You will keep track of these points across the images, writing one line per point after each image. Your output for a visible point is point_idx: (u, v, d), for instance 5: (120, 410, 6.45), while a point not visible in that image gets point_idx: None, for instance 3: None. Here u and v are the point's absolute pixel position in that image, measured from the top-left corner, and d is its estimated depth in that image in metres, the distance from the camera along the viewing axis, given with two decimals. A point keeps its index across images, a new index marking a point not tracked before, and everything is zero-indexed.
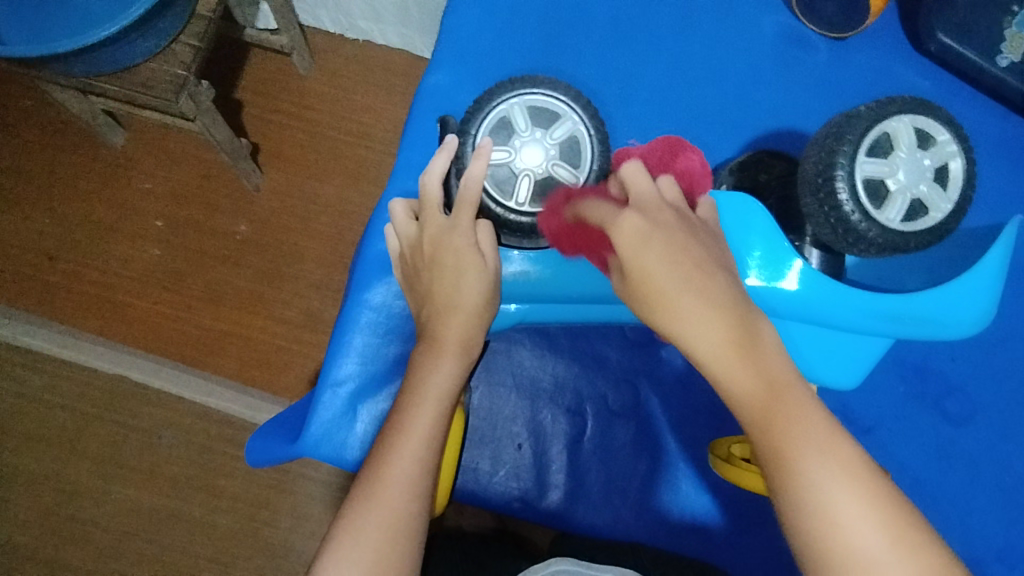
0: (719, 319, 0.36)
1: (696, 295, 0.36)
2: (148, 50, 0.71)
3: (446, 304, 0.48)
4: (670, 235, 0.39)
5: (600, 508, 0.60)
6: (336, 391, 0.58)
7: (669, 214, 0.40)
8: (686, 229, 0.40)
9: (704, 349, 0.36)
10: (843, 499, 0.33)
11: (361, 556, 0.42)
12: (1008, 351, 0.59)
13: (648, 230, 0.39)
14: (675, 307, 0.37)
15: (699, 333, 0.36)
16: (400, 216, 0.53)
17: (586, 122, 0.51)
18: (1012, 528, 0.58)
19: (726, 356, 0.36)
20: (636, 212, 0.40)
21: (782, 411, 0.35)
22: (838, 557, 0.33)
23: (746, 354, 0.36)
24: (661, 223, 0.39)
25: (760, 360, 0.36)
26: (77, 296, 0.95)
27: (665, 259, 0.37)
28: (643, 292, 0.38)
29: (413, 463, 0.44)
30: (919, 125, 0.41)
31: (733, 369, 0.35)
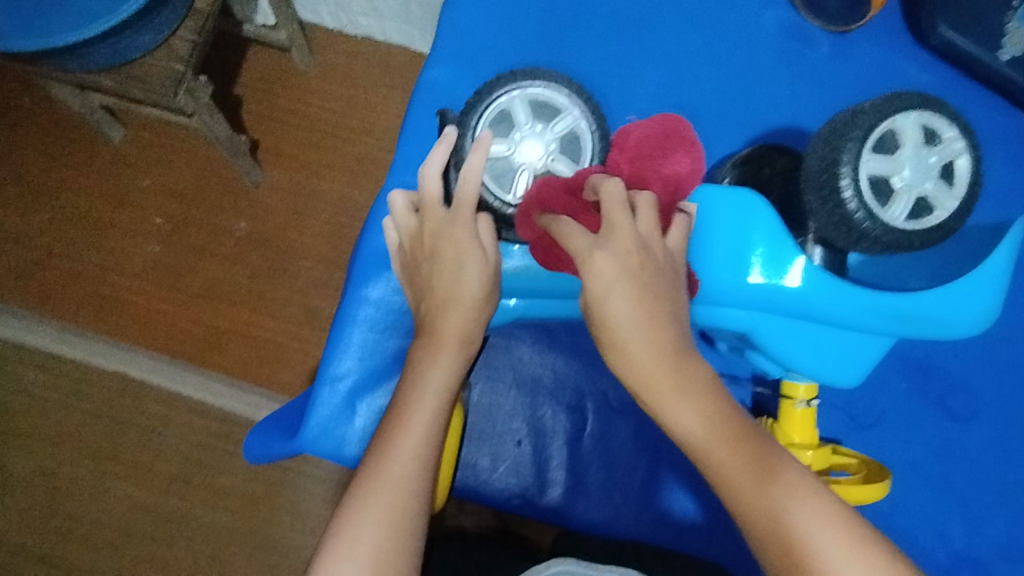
0: (676, 372, 0.39)
1: (642, 342, 0.40)
2: (146, 44, 0.70)
3: (447, 298, 0.47)
4: (638, 281, 0.40)
5: (600, 505, 0.59)
6: (335, 386, 0.57)
7: (639, 253, 0.41)
8: (655, 271, 0.41)
9: (653, 391, 0.40)
10: (794, 511, 0.37)
11: (361, 552, 0.41)
12: (1011, 348, 0.59)
13: (617, 278, 0.40)
14: (632, 366, 0.40)
15: (659, 387, 0.39)
16: (399, 207, 0.52)
17: (587, 117, 0.52)
18: (1016, 525, 0.58)
19: (686, 411, 0.39)
20: (608, 257, 0.41)
21: (723, 439, 0.39)
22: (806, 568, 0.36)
23: (687, 393, 0.39)
24: (631, 264, 0.41)
25: (700, 397, 0.39)
26: (76, 293, 0.95)
27: (630, 310, 0.40)
28: (607, 350, 0.41)
29: (413, 458, 0.43)
30: (925, 121, 0.40)
31: (679, 408, 0.39)
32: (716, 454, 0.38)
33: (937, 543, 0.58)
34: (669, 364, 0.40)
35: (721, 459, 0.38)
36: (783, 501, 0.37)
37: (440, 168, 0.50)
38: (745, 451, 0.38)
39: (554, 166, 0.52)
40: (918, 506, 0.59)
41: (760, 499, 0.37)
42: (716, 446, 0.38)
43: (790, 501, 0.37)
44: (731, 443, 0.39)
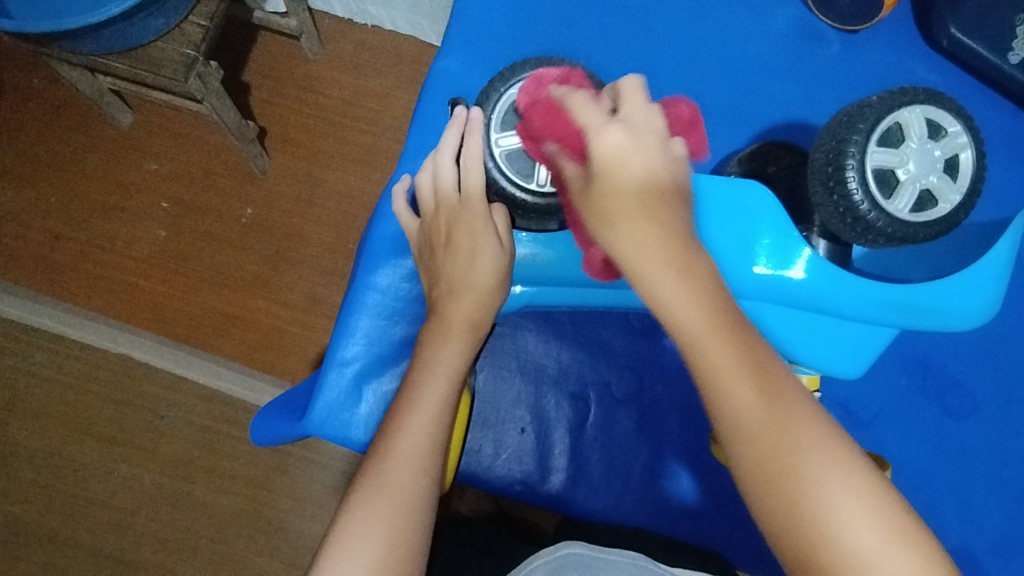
0: (713, 315, 0.35)
1: (643, 211, 0.37)
2: (158, 28, 0.71)
3: (459, 285, 0.48)
4: (651, 158, 0.38)
5: (600, 493, 0.60)
6: (342, 370, 0.58)
7: (652, 133, 0.40)
8: (669, 156, 0.39)
9: (646, 266, 0.36)
10: (778, 418, 0.35)
11: (375, 529, 0.42)
12: (1012, 347, 0.59)
13: (629, 141, 0.39)
14: (665, 298, 0.35)
15: (693, 324, 0.35)
16: (424, 189, 0.52)
17: (506, 86, 0.52)
18: (1011, 522, 0.59)
19: (682, 295, 0.35)
20: (624, 128, 0.39)
21: (716, 331, 0.35)
22: (781, 476, 0.34)
23: (686, 274, 0.36)
24: (643, 140, 0.39)
25: (698, 281, 0.36)
26: (83, 275, 0.96)
27: (638, 180, 0.37)
28: (608, 234, 0.37)
29: (425, 440, 0.44)
30: (930, 115, 0.41)
31: (675, 292, 0.35)
32: (710, 349, 0.35)
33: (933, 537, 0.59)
34: (704, 302, 0.35)
35: (712, 353, 0.35)
36: (811, 472, 0.34)
37: (451, 152, 0.51)
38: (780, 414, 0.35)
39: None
40: (915, 502, 0.59)
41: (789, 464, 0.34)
42: (713, 339, 0.35)
43: (820, 470, 0.34)
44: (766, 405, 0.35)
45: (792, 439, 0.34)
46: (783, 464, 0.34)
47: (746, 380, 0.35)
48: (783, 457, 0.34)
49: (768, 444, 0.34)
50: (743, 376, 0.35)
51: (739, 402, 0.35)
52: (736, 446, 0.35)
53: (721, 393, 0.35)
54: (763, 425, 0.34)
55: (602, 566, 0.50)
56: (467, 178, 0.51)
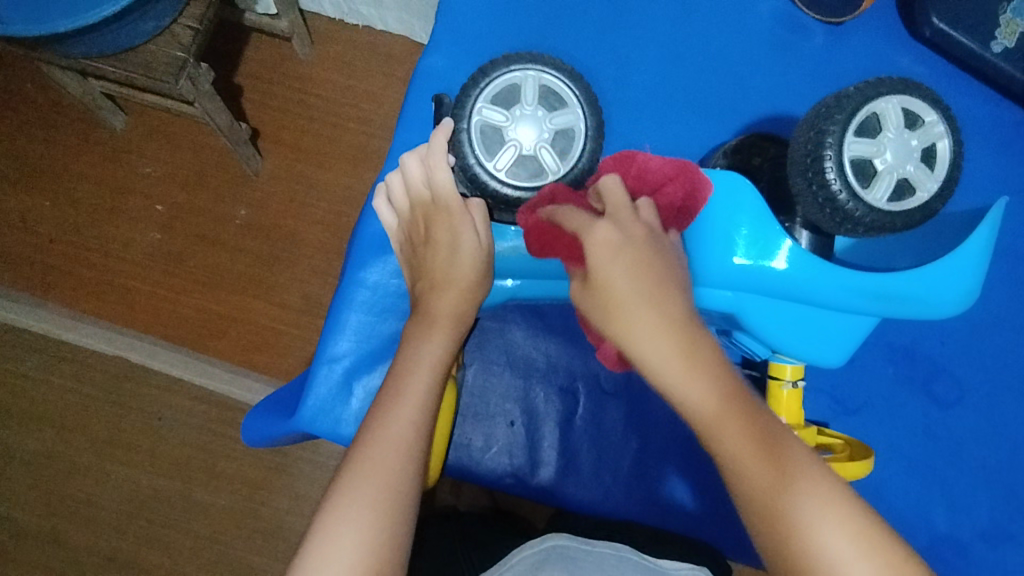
0: (732, 408, 0.38)
1: (653, 308, 0.40)
2: (147, 31, 0.71)
3: (441, 281, 0.50)
4: (640, 252, 0.41)
5: (590, 484, 0.60)
6: (331, 367, 0.59)
7: (641, 230, 0.42)
8: (657, 250, 0.42)
9: (656, 360, 0.39)
10: (800, 503, 0.36)
11: (360, 514, 0.42)
12: (997, 333, 0.60)
13: (619, 245, 0.41)
14: (685, 388, 0.38)
15: (703, 409, 0.38)
16: (397, 192, 0.54)
17: (467, 116, 0.51)
18: (999, 508, 0.59)
19: (697, 384, 0.38)
20: (609, 225, 0.42)
21: (730, 420, 0.38)
22: (803, 557, 0.36)
23: (697, 369, 0.38)
24: (633, 240, 0.42)
25: (708, 372, 0.38)
26: (76, 278, 0.96)
27: (629, 277, 0.40)
28: (617, 324, 0.41)
29: (408, 426, 0.45)
30: (907, 105, 0.41)
31: (688, 384, 0.38)
32: (727, 435, 0.38)
33: (919, 525, 0.59)
34: (723, 396, 0.38)
35: (729, 440, 0.38)
36: (831, 548, 0.36)
37: (419, 158, 0.52)
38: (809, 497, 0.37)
39: (556, 124, 0.51)
40: (901, 490, 0.60)
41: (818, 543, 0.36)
42: (727, 425, 0.38)
43: (845, 549, 0.36)
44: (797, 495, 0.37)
45: (816, 523, 0.36)
46: (811, 545, 0.36)
47: (759, 460, 0.37)
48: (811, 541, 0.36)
49: (795, 526, 0.36)
50: (766, 464, 0.37)
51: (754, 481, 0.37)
52: (761, 529, 0.37)
53: (743, 482, 0.38)
54: (785, 509, 0.37)
55: (589, 557, 0.50)
56: (437, 180, 0.51)
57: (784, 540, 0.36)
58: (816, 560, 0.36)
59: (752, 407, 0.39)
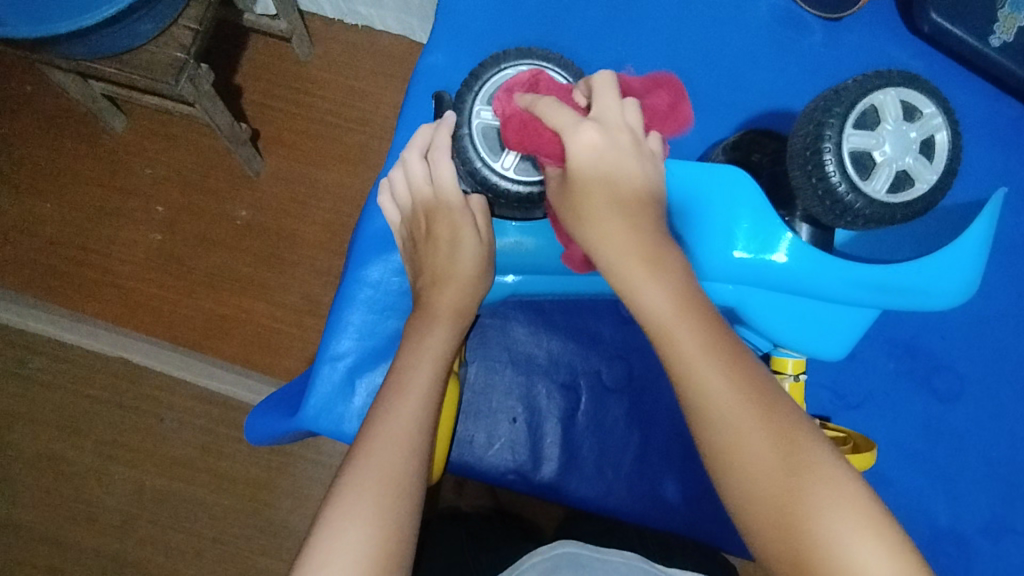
0: (686, 309, 0.39)
1: (618, 214, 0.41)
2: (147, 32, 0.71)
3: (442, 276, 0.51)
4: (619, 156, 0.43)
5: (593, 481, 0.60)
6: (335, 365, 0.59)
7: (624, 134, 0.43)
8: (635, 156, 0.43)
9: (618, 262, 0.40)
10: (745, 411, 0.37)
11: (364, 508, 0.42)
12: (997, 327, 0.60)
13: (601, 147, 0.42)
14: (643, 290, 0.39)
15: (659, 310, 0.39)
16: (398, 189, 0.55)
17: (468, 121, 0.51)
18: (1000, 502, 0.59)
19: (655, 287, 0.39)
20: (595, 128, 0.43)
21: (682, 322, 0.38)
22: (744, 461, 0.36)
23: (656, 272, 0.40)
24: (614, 143, 0.43)
25: (668, 276, 0.40)
26: (78, 280, 0.96)
27: (604, 178, 0.42)
28: (587, 228, 0.42)
29: (410, 421, 0.45)
30: (905, 97, 0.41)
31: (645, 284, 0.39)
32: (680, 336, 0.38)
33: (921, 519, 0.59)
34: (678, 298, 0.39)
35: (680, 340, 0.38)
36: (773, 456, 0.36)
37: (421, 152, 0.53)
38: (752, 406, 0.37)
39: None
40: (903, 484, 0.60)
41: (757, 449, 0.36)
42: (681, 328, 0.38)
43: (787, 460, 0.36)
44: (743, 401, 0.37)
45: (757, 428, 0.36)
46: (751, 450, 0.36)
47: (708, 363, 0.37)
48: (751, 447, 0.36)
49: (734, 430, 0.36)
50: (715, 368, 0.37)
51: (701, 384, 0.37)
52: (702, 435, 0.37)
53: (690, 388, 0.37)
54: (732, 412, 0.37)
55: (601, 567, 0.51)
56: (441, 175, 0.52)
57: (722, 440, 0.37)
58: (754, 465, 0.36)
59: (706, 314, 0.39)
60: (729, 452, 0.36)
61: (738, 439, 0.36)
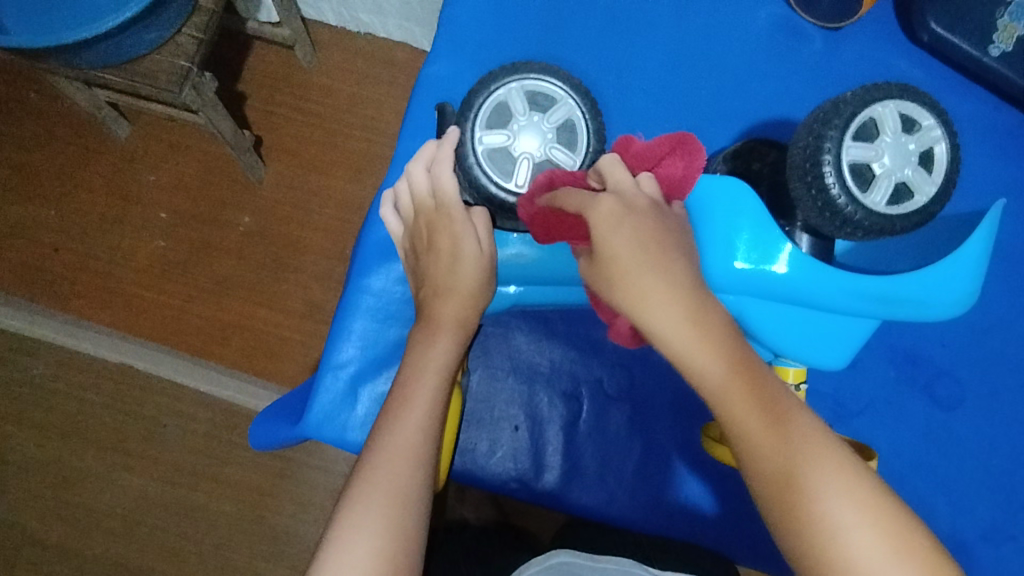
0: (739, 378, 0.40)
1: (658, 277, 0.41)
2: (152, 40, 0.72)
3: (443, 287, 0.51)
4: (643, 220, 0.42)
5: (595, 489, 0.61)
6: (337, 374, 0.59)
7: (644, 200, 0.43)
8: (659, 216, 0.43)
9: (664, 329, 0.40)
10: (809, 474, 0.38)
11: (373, 519, 0.43)
12: (997, 335, 0.60)
13: (621, 214, 0.42)
14: (696, 358, 0.40)
15: (712, 376, 0.40)
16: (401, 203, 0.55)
17: (470, 147, 0.51)
18: (1001, 509, 0.59)
19: (706, 353, 0.40)
20: (613, 199, 0.42)
21: (737, 389, 0.39)
22: (808, 523, 0.37)
23: (705, 337, 0.40)
24: (636, 208, 0.42)
25: (717, 342, 0.40)
26: (82, 287, 0.97)
27: (634, 240, 0.41)
28: (625, 293, 0.41)
29: (416, 431, 0.46)
30: (904, 110, 0.41)
31: (696, 351, 0.40)
32: (734, 402, 0.39)
33: None
34: (732, 364, 0.40)
35: (737, 407, 0.39)
36: (837, 515, 0.37)
37: (424, 164, 0.53)
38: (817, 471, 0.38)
39: (555, 121, 0.52)
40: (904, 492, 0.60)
41: (829, 517, 0.37)
42: (734, 395, 0.39)
43: (851, 517, 0.37)
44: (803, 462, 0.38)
45: (821, 488, 0.38)
46: (819, 517, 0.37)
47: (764, 428, 0.39)
48: (822, 516, 0.37)
49: (802, 495, 0.38)
50: (772, 432, 0.39)
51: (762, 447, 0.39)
52: (770, 505, 0.39)
53: (749, 452, 0.39)
54: (794, 476, 0.38)
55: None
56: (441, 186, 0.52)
57: (785, 504, 0.38)
58: (825, 534, 0.37)
59: (758, 376, 0.41)
60: (790, 517, 0.38)
61: (801, 501, 0.38)
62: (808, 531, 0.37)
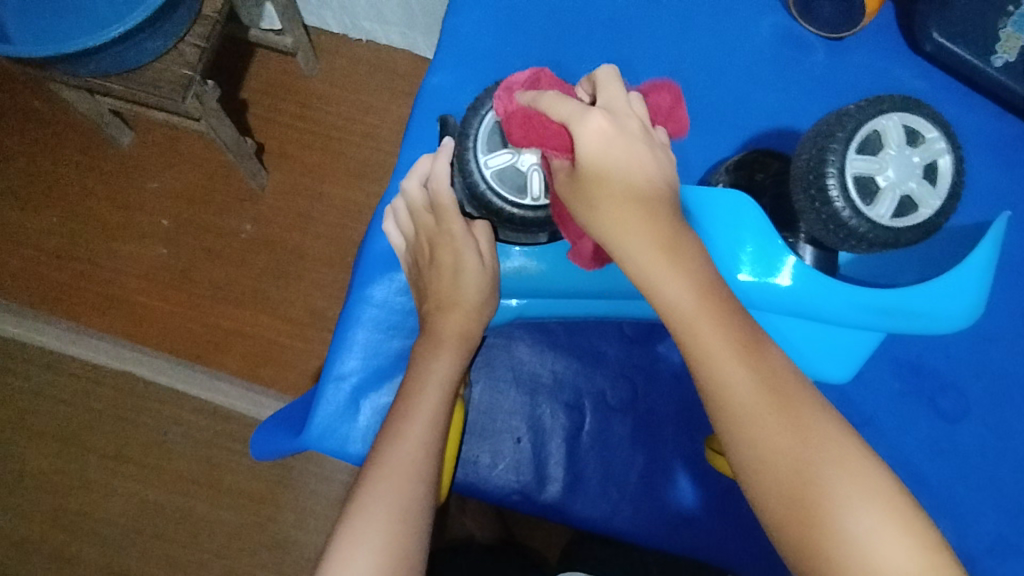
0: (708, 304, 0.38)
1: (633, 200, 0.39)
2: (155, 49, 0.72)
3: (445, 302, 0.51)
4: (632, 142, 0.40)
5: (598, 502, 0.60)
6: (339, 385, 0.59)
7: (635, 122, 0.42)
8: (648, 142, 0.41)
9: (635, 252, 0.38)
10: (770, 408, 0.37)
11: (372, 536, 0.42)
12: (1001, 346, 0.60)
13: (613, 134, 0.40)
14: (663, 281, 0.38)
15: (680, 300, 0.38)
16: (403, 218, 0.55)
17: (476, 172, 0.51)
18: (1007, 522, 0.59)
19: (673, 276, 0.38)
20: (603, 113, 0.40)
21: (702, 316, 0.37)
22: (767, 456, 0.37)
23: (675, 261, 0.38)
24: (626, 129, 0.41)
25: (688, 265, 0.38)
26: (85, 294, 0.97)
27: (619, 163, 0.40)
28: (600, 216, 0.39)
29: (418, 446, 0.46)
30: (908, 122, 0.41)
31: (664, 275, 0.38)
32: (700, 331, 0.37)
33: None
34: (700, 288, 0.38)
35: (702, 335, 0.37)
36: (797, 449, 0.36)
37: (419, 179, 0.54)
38: (780, 407, 0.37)
39: None
40: None
41: (791, 451, 0.36)
42: (701, 324, 0.37)
43: (811, 450, 0.36)
44: (765, 393, 0.37)
45: (783, 422, 0.37)
46: (780, 450, 0.36)
47: (727, 358, 0.37)
48: (783, 449, 0.36)
49: (763, 428, 0.37)
50: (736, 361, 0.37)
51: (726, 381, 0.37)
52: (726, 432, 0.38)
53: (711, 382, 0.37)
54: (756, 410, 0.37)
55: None
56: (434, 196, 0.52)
57: (745, 436, 0.37)
58: (787, 468, 0.36)
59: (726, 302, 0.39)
60: (751, 450, 0.37)
61: (762, 434, 0.37)
62: (767, 464, 0.37)
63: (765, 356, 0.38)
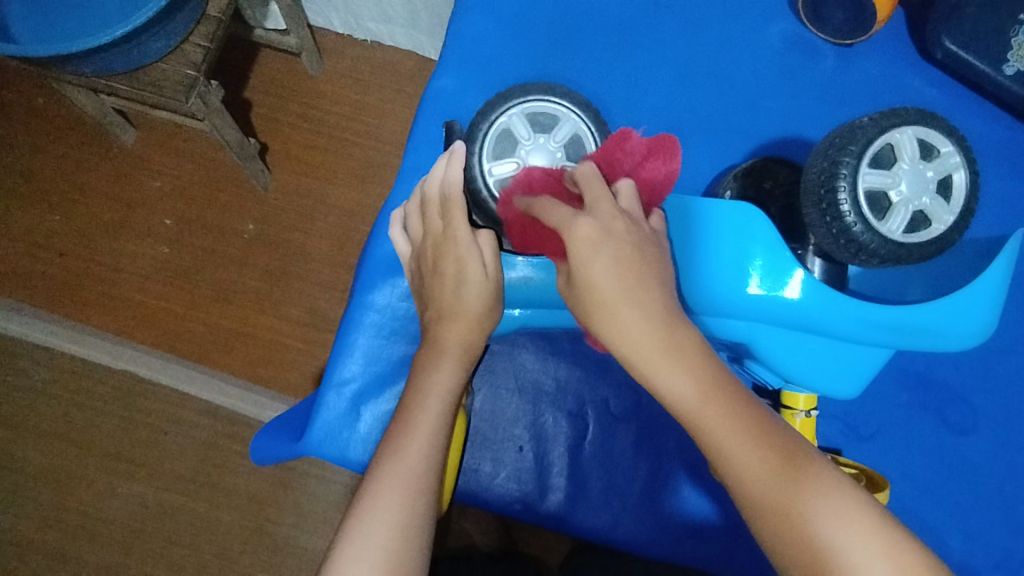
0: (714, 399, 0.39)
1: (633, 304, 0.40)
2: (159, 49, 0.71)
3: (448, 311, 0.50)
4: (620, 245, 0.41)
5: (600, 512, 0.60)
6: (341, 391, 0.58)
7: (622, 222, 0.42)
8: (638, 240, 0.42)
9: (637, 351, 0.40)
10: (791, 494, 0.38)
11: (372, 553, 0.42)
12: (1010, 358, 0.59)
13: (599, 239, 0.41)
14: (666, 380, 0.40)
15: (686, 398, 0.39)
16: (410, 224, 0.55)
17: (481, 178, 0.52)
18: (1014, 537, 0.58)
19: (674, 373, 0.39)
20: (590, 219, 0.42)
21: (710, 411, 0.39)
22: (800, 542, 0.37)
23: (675, 359, 0.40)
24: (614, 232, 0.42)
25: (688, 361, 0.40)
26: (86, 292, 0.96)
27: (610, 269, 0.41)
28: (601, 322, 0.41)
29: (419, 459, 0.45)
30: (922, 136, 0.41)
31: (666, 374, 0.39)
32: (710, 422, 0.39)
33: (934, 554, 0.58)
34: (701, 383, 0.39)
35: (713, 427, 0.39)
36: (826, 531, 0.37)
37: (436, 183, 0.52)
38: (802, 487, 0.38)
39: (560, 139, 0.53)
40: (916, 518, 0.59)
41: (814, 529, 0.37)
42: (710, 414, 0.39)
43: (840, 532, 0.37)
44: (785, 479, 0.38)
45: (807, 505, 0.37)
46: (811, 535, 0.37)
47: (739, 447, 0.39)
48: (812, 535, 0.37)
49: (791, 522, 0.37)
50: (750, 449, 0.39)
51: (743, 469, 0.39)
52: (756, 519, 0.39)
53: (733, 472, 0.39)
54: (778, 497, 0.38)
55: None
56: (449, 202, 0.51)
57: (775, 525, 0.38)
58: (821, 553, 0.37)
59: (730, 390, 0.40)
60: (782, 538, 0.38)
61: (788, 520, 0.37)
62: (801, 553, 0.37)
63: (777, 439, 0.40)
